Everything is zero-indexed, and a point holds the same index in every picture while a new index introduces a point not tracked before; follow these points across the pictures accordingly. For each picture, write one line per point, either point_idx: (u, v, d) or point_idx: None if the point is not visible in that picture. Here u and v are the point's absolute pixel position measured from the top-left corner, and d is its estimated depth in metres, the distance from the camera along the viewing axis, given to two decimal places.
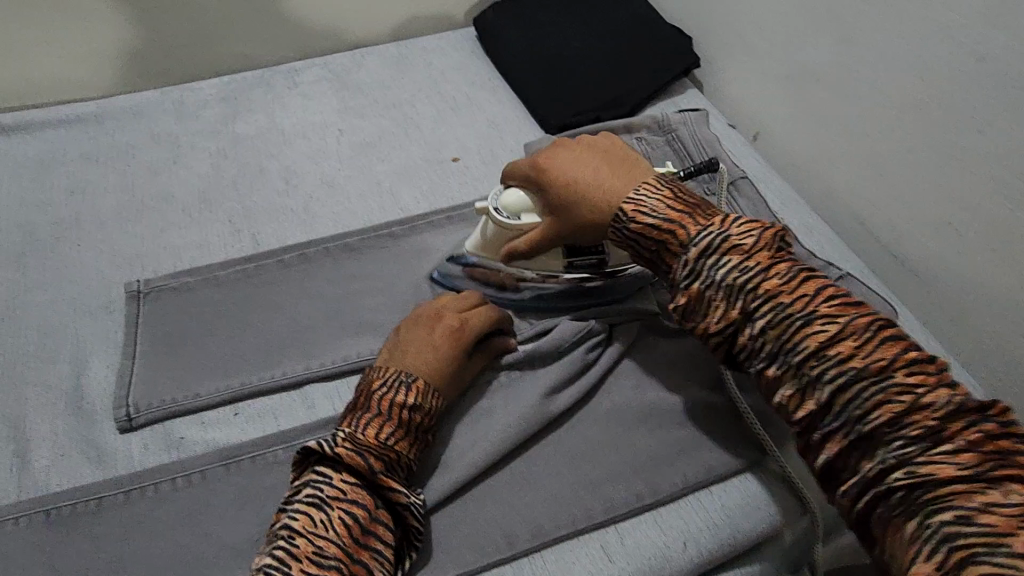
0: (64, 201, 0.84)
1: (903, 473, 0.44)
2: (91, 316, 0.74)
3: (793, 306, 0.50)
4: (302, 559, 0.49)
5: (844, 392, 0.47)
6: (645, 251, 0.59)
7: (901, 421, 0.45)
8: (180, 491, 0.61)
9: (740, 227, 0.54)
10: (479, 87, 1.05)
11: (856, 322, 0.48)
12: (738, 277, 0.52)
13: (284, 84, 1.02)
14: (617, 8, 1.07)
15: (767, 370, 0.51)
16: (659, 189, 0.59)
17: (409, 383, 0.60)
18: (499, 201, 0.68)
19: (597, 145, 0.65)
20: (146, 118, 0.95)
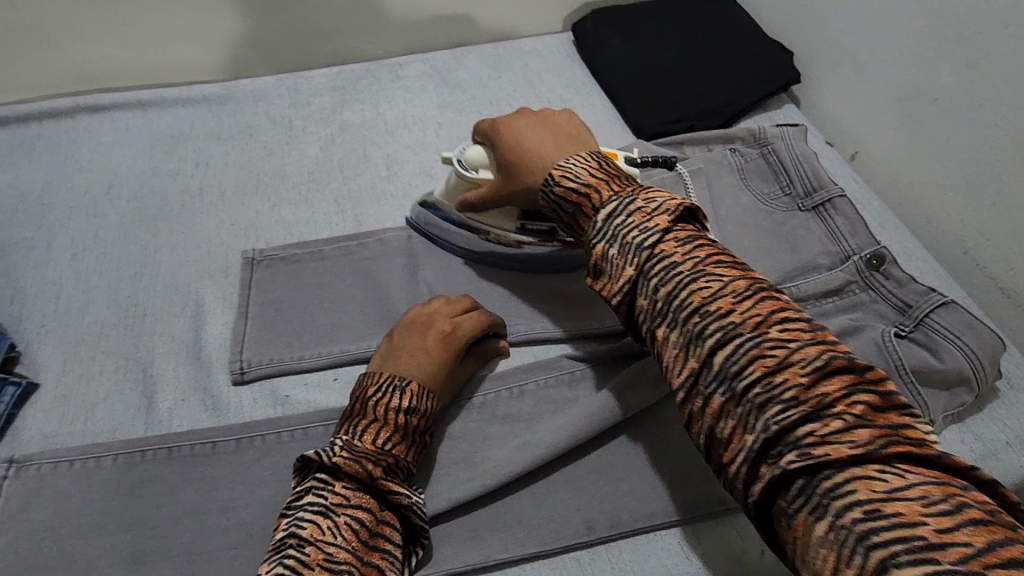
0: (191, 172, 0.92)
1: (796, 455, 0.43)
2: (212, 278, 0.80)
3: (684, 266, 0.53)
4: (314, 567, 0.48)
5: (725, 347, 0.48)
6: (566, 214, 0.63)
7: (777, 381, 0.45)
8: (285, 444, 0.65)
9: (649, 194, 0.59)
10: (574, 90, 1.07)
11: (742, 284, 0.51)
12: (637, 236, 0.56)
13: (389, 77, 1.08)
14: (717, 22, 1.08)
15: (659, 331, 0.53)
16: (590, 158, 0.64)
17: (402, 386, 0.61)
18: (463, 155, 0.75)
19: (556, 121, 0.71)
20: (264, 101, 1.03)
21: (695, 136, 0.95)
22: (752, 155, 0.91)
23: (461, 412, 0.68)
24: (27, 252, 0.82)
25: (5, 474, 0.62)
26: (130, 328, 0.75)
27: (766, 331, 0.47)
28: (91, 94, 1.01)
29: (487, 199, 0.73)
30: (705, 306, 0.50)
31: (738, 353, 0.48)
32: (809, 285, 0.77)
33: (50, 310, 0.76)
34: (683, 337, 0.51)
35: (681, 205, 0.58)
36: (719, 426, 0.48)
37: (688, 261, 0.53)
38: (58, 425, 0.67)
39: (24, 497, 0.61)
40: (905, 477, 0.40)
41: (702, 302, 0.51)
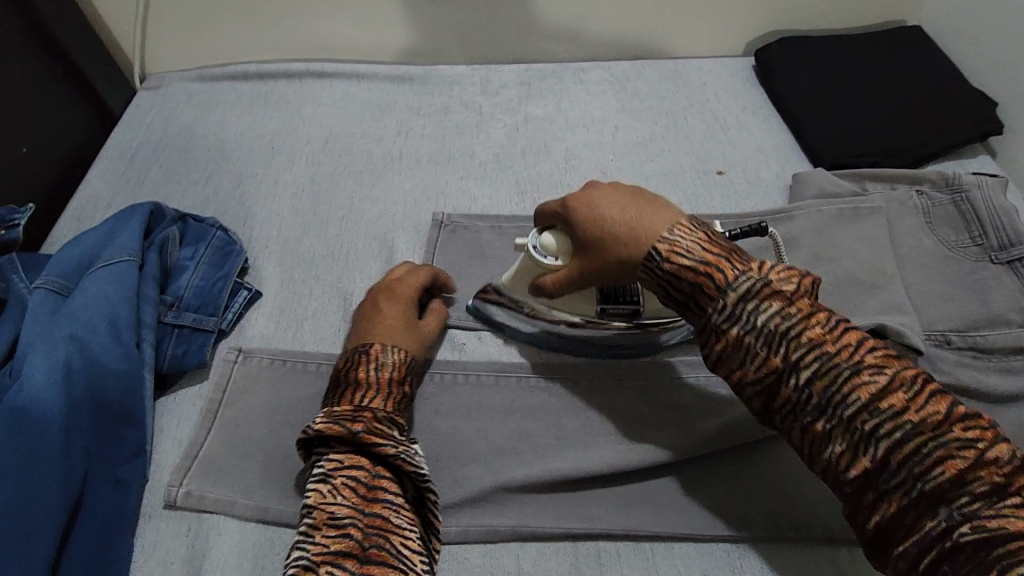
0: (392, 139, 1.04)
1: (972, 529, 0.45)
2: (405, 231, 0.90)
3: (839, 357, 0.51)
4: (320, 526, 0.54)
5: (903, 448, 0.48)
6: (680, 294, 0.58)
7: (966, 480, 0.46)
8: (458, 385, 0.72)
9: (779, 270, 0.55)
10: (751, 113, 1.09)
11: (907, 376, 0.50)
12: (780, 323, 0.53)
13: (572, 79, 1.15)
14: (914, 64, 1.06)
15: (818, 426, 0.52)
16: (693, 229, 0.59)
17: (365, 351, 0.66)
18: (539, 241, 0.69)
19: (627, 187, 0.66)
20: (458, 87, 1.13)
21: (878, 173, 0.93)
22: (942, 201, 0.88)
23: (623, 390, 0.72)
24: (258, 185, 0.96)
25: (235, 360, 0.73)
26: (335, 262, 0.86)
27: (945, 428, 0.48)
28: (318, 62, 1.16)
29: (567, 284, 0.67)
30: (874, 402, 0.49)
31: (915, 450, 0.48)
32: (999, 338, 0.75)
33: (273, 236, 0.89)
34: (847, 436, 0.50)
35: (809, 280, 0.55)
36: (888, 513, 0.48)
37: (842, 351, 0.52)
38: (275, 329, 0.78)
39: (247, 382, 0.72)
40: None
41: (872, 399, 0.49)
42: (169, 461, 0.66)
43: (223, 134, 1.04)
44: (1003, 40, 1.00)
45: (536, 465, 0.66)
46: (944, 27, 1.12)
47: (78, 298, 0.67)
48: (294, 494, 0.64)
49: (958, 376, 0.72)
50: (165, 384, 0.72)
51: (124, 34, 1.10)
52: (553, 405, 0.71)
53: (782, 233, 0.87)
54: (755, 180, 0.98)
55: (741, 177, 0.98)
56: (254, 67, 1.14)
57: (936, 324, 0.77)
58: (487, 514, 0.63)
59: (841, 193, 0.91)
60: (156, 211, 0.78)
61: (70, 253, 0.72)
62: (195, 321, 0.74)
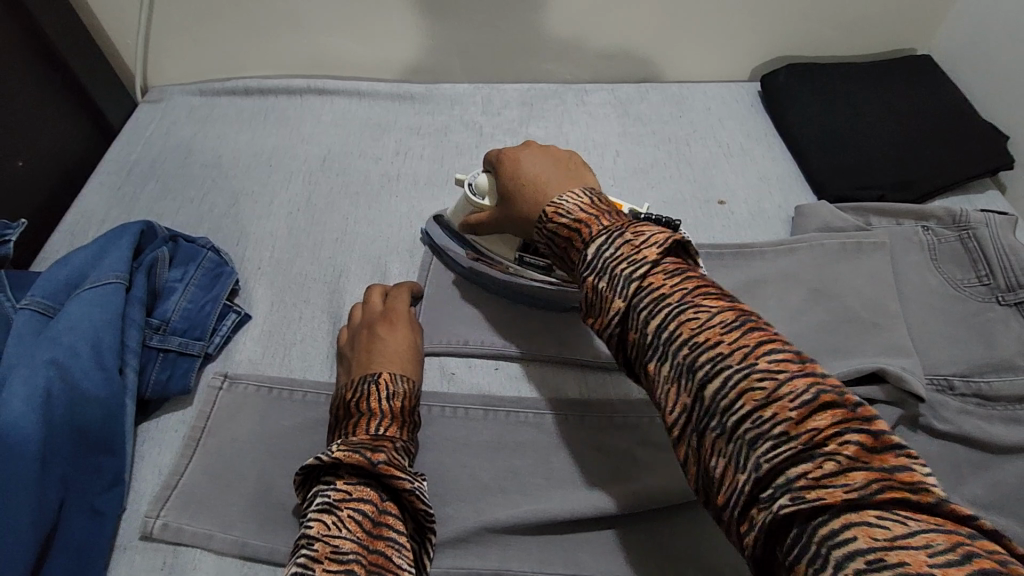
0: (391, 158, 1.03)
1: (790, 499, 0.37)
2: (399, 254, 0.89)
3: (671, 297, 0.47)
4: (323, 560, 0.49)
5: (710, 382, 0.43)
6: (559, 250, 0.60)
7: (765, 417, 0.40)
8: (445, 419, 0.71)
9: (637, 228, 0.54)
10: (755, 140, 1.07)
11: (729, 316, 0.45)
12: (624, 268, 0.51)
13: (574, 101, 1.14)
14: (925, 95, 1.04)
15: (651, 365, 0.48)
16: (583, 195, 0.60)
17: (375, 379, 0.66)
18: (475, 181, 0.74)
19: (564, 157, 0.68)
20: (460, 106, 1.12)
21: (883, 207, 0.91)
22: (949, 238, 0.86)
23: (614, 428, 0.70)
24: (253, 203, 0.96)
25: (220, 386, 0.72)
26: (327, 284, 0.85)
27: (753, 362, 0.42)
28: (320, 78, 1.15)
29: (484, 225, 0.73)
30: (692, 338, 0.45)
31: (723, 387, 0.42)
32: (1004, 385, 0.73)
33: (266, 256, 0.88)
34: (670, 371, 0.46)
35: (668, 235, 0.52)
36: (710, 464, 0.42)
37: (675, 291, 0.48)
38: (262, 355, 0.77)
39: (232, 409, 0.71)
40: (908, 525, 0.34)
41: (689, 335, 0.45)
42: (148, 490, 0.65)
43: (221, 149, 1.04)
44: (1017, 74, 0.98)
45: (521, 507, 0.64)
46: (956, 57, 1.10)
47: (64, 320, 0.66)
48: (272, 529, 0.62)
49: (960, 424, 0.70)
50: (148, 409, 0.71)
51: (128, 48, 1.11)
52: (542, 441, 0.69)
53: (782, 267, 0.86)
54: (756, 210, 0.96)
55: (743, 207, 0.97)
56: (256, 82, 1.13)
57: (939, 368, 0.75)
58: (470, 557, 0.62)
59: (845, 227, 0.89)
60: (147, 230, 0.77)
61: (59, 271, 0.71)
62: (182, 345, 0.73)
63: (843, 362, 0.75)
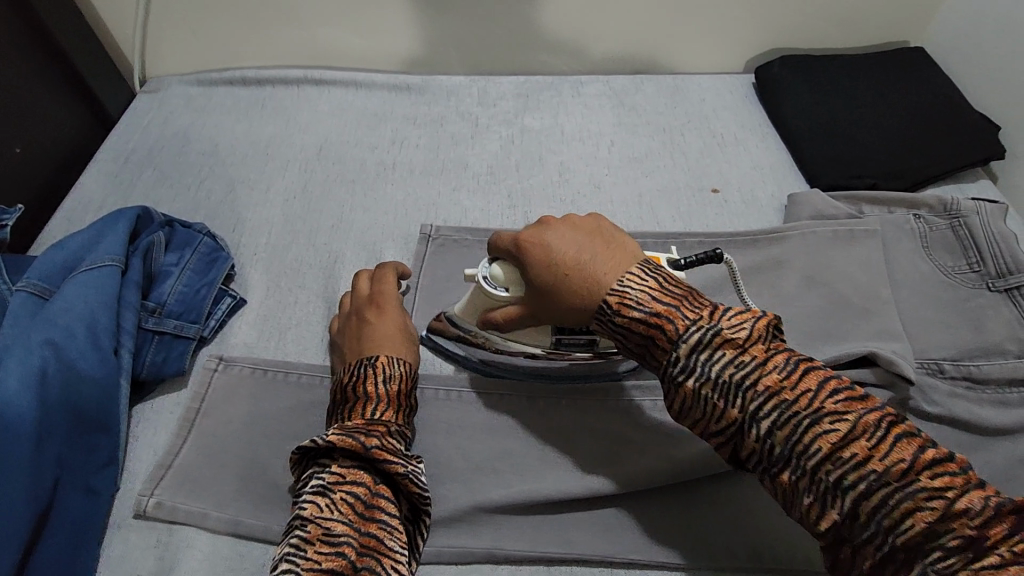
0: (387, 148, 1.03)
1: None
2: (395, 241, 0.89)
3: (798, 406, 0.48)
4: (314, 542, 0.52)
5: (869, 500, 0.44)
6: (634, 345, 0.55)
7: (939, 532, 0.42)
8: (440, 401, 0.71)
9: (730, 317, 0.53)
10: (750, 130, 1.08)
11: (870, 421, 0.46)
12: (733, 373, 0.50)
13: (570, 92, 1.14)
14: (918, 86, 1.05)
15: (784, 477, 0.48)
16: (645, 276, 0.56)
17: (372, 362, 0.65)
18: (488, 271, 0.65)
19: (586, 225, 0.62)
20: (456, 97, 1.13)
21: (875, 196, 0.92)
22: (940, 227, 0.87)
23: (607, 410, 0.70)
24: (250, 191, 0.96)
25: (214, 368, 0.72)
26: (323, 271, 0.85)
27: (913, 477, 0.43)
28: (317, 69, 1.16)
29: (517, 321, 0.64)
30: (835, 453, 0.46)
31: (882, 502, 0.44)
32: (994, 369, 0.73)
33: (262, 243, 0.89)
34: (812, 487, 0.47)
35: (766, 323, 0.52)
36: (878, 574, 0.44)
37: (799, 398, 0.48)
38: (258, 338, 0.77)
39: (226, 391, 0.71)
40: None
41: (831, 450, 0.46)
42: (143, 469, 0.66)
43: (218, 138, 1.04)
44: (1008, 65, 0.98)
45: (514, 487, 0.64)
46: (949, 49, 1.11)
47: (59, 302, 0.67)
48: (267, 507, 0.63)
49: (950, 407, 0.71)
50: (143, 391, 0.72)
51: (125, 38, 1.11)
52: (535, 423, 0.70)
53: (775, 254, 0.86)
54: (750, 199, 0.97)
55: (737, 196, 0.97)
56: (254, 72, 1.14)
57: (930, 352, 0.76)
58: (463, 535, 0.62)
59: (838, 215, 0.90)
60: (144, 215, 0.78)
61: (55, 255, 0.72)
62: (177, 328, 0.73)
63: (835, 347, 0.76)
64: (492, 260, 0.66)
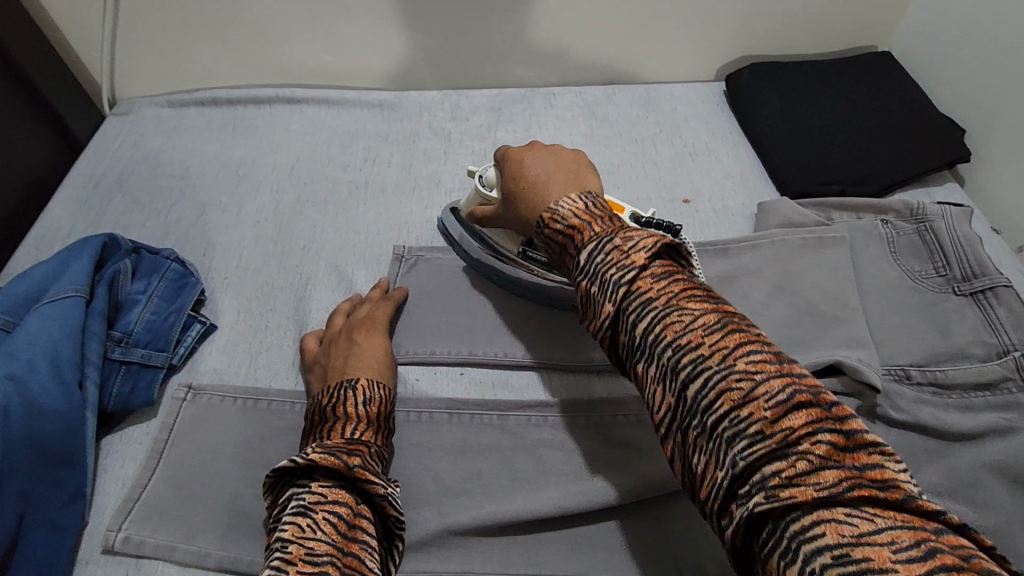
0: (359, 166, 1.04)
1: (764, 499, 0.38)
2: (367, 261, 0.89)
3: (658, 303, 0.49)
4: (297, 562, 0.48)
5: (694, 382, 0.45)
6: (553, 251, 0.60)
7: (742, 417, 0.41)
8: (411, 423, 0.71)
9: (629, 232, 0.54)
10: (720, 139, 1.09)
11: (714, 318, 0.46)
12: (609, 271, 0.52)
13: (542, 105, 1.15)
14: (885, 91, 1.06)
15: (638, 368, 0.49)
16: (578, 199, 0.60)
17: (352, 384, 0.65)
18: (484, 174, 0.78)
19: (569, 156, 0.69)
20: (428, 113, 1.13)
21: (843, 203, 0.93)
22: (906, 231, 0.88)
23: (577, 428, 0.71)
24: (221, 213, 0.96)
25: (184, 397, 0.72)
26: (293, 293, 0.85)
27: (734, 366, 0.43)
28: (288, 87, 1.16)
29: (486, 222, 0.77)
30: (676, 340, 0.46)
31: (703, 391, 0.44)
32: (959, 374, 0.74)
33: (232, 267, 0.88)
34: (659, 374, 0.47)
35: (656, 236, 0.53)
36: (693, 461, 0.44)
37: (660, 294, 0.49)
38: (228, 364, 0.77)
39: (195, 419, 0.71)
40: (874, 522, 0.36)
41: (673, 336, 0.46)
42: (111, 502, 0.65)
43: (189, 161, 1.04)
44: (972, 69, 1.00)
45: (484, 508, 0.64)
46: (915, 54, 1.12)
47: (20, 335, 0.66)
48: (236, 538, 0.62)
49: (916, 413, 0.71)
50: (111, 422, 0.71)
51: (94, 61, 1.10)
52: (506, 443, 0.70)
53: (744, 264, 0.87)
54: (721, 208, 0.97)
55: (707, 205, 0.98)
56: (225, 93, 1.14)
57: (896, 358, 0.77)
58: (433, 560, 0.62)
59: (806, 222, 0.91)
60: (110, 243, 0.77)
61: (19, 287, 0.71)
62: (144, 357, 0.73)
63: (803, 355, 0.77)
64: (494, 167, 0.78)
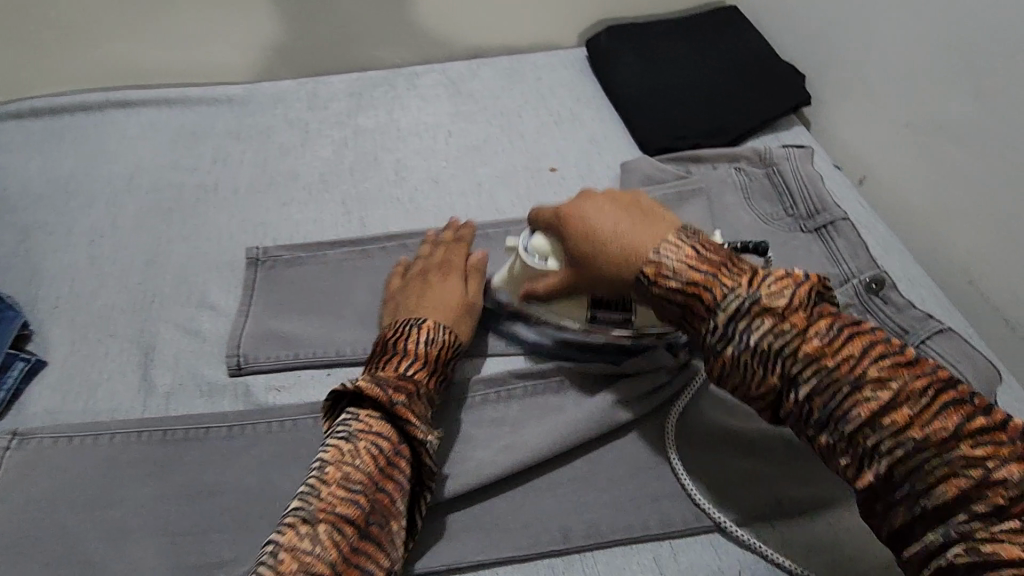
0: (209, 168, 0.96)
1: (966, 551, 0.41)
2: (218, 269, 0.83)
3: (838, 370, 0.48)
4: (331, 484, 0.52)
5: (903, 465, 0.44)
6: (671, 313, 0.56)
7: (971, 497, 0.42)
8: (272, 434, 0.67)
9: (772, 282, 0.52)
10: (585, 104, 1.09)
11: (913, 384, 0.45)
12: (770, 341, 0.50)
13: (404, 85, 1.11)
14: (733, 44, 1.09)
15: (823, 441, 0.48)
16: (680, 245, 0.56)
17: (420, 322, 0.68)
18: (529, 242, 0.69)
19: (632, 200, 0.63)
20: (283, 104, 1.06)
21: (699, 154, 0.95)
22: (757, 176, 0.91)
23: (449, 412, 0.70)
24: (49, 235, 0.86)
25: (7, 445, 0.65)
26: (138, 314, 0.78)
27: (952, 444, 0.43)
28: (122, 90, 1.06)
29: (555, 291, 0.67)
30: (875, 416, 0.45)
31: (918, 465, 0.43)
32: None
33: (64, 293, 0.80)
34: (850, 450, 0.46)
35: (808, 288, 0.52)
36: (879, 512, 0.46)
37: (840, 362, 0.48)
38: (63, 400, 0.70)
39: (23, 467, 0.64)
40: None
41: (868, 412, 0.46)
42: None
43: (8, 181, 0.93)
44: (805, 14, 1.04)
45: None
46: (758, 5, 1.16)
47: None
48: None
49: None
50: None
51: None
52: None
53: None
54: (587, 173, 0.98)
55: (573, 172, 0.98)
56: (45, 101, 1.02)
57: None
58: None
59: (666, 179, 0.92)
60: None
61: None
62: None
63: None
64: (534, 232, 0.69)
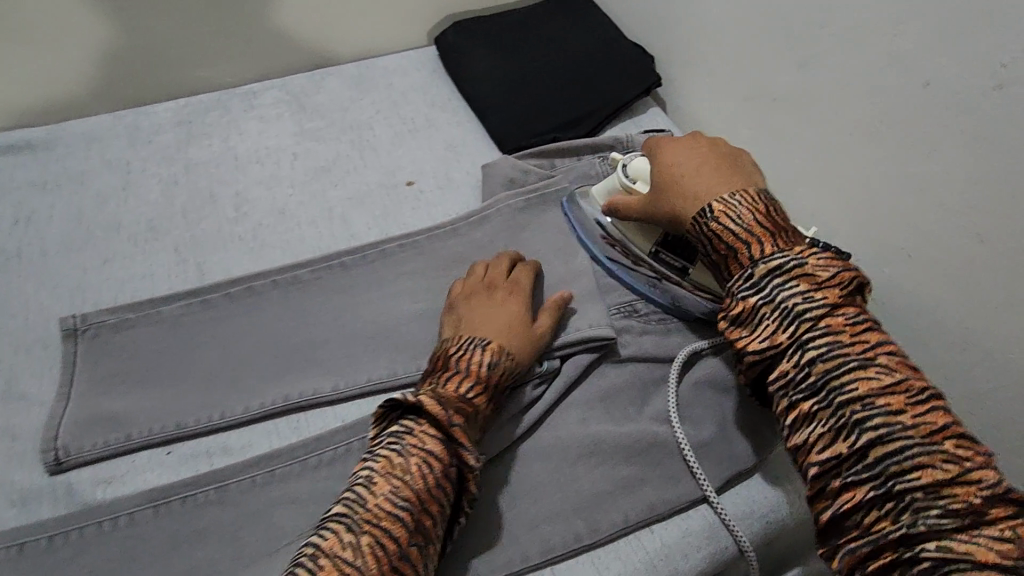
0: (9, 231, 0.83)
1: (935, 546, 0.43)
2: (27, 351, 0.72)
3: (853, 350, 0.50)
4: (376, 497, 0.49)
5: (884, 447, 0.46)
6: (715, 252, 0.59)
7: (942, 492, 0.44)
8: (106, 535, 0.59)
9: (819, 257, 0.54)
10: (440, 107, 1.04)
11: (917, 386, 0.49)
12: (800, 302, 0.52)
13: (240, 107, 1.01)
14: (582, 31, 1.07)
15: (806, 405, 0.51)
16: (755, 198, 0.59)
17: (484, 343, 0.61)
18: (631, 163, 0.73)
19: (721, 149, 0.66)
20: (98, 143, 0.94)
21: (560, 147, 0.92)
22: None
23: (309, 472, 0.64)
24: None
25: None
26: None
27: (938, 441, 0.46)
28: None
29: (631, 209, 0.70)
30: (872, 397, 0.48)
31: (901, 452, 0.46)
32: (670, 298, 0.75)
33: None
34: (832, 420, 0.49)
35: (852, 274, 0.54)
36: (829, 479, 0.49)
37: (857, 343, 0.50)
38: None
39: None
40: None
41: (870, 394, 0.48)
42: None
43: None
44: None
45: None
46: None
47: None
48: None
49: (638, 345, 0.73)
50: None
51: None
52: (226, 520, 0.61)
53: (476, 238, 0.83)
54: (446, 183, 0.93)
55: (432, 183, 0.93)
56: None
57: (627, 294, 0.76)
58: None
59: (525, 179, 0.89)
60: None
61: None
62: None
63: None
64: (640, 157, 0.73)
